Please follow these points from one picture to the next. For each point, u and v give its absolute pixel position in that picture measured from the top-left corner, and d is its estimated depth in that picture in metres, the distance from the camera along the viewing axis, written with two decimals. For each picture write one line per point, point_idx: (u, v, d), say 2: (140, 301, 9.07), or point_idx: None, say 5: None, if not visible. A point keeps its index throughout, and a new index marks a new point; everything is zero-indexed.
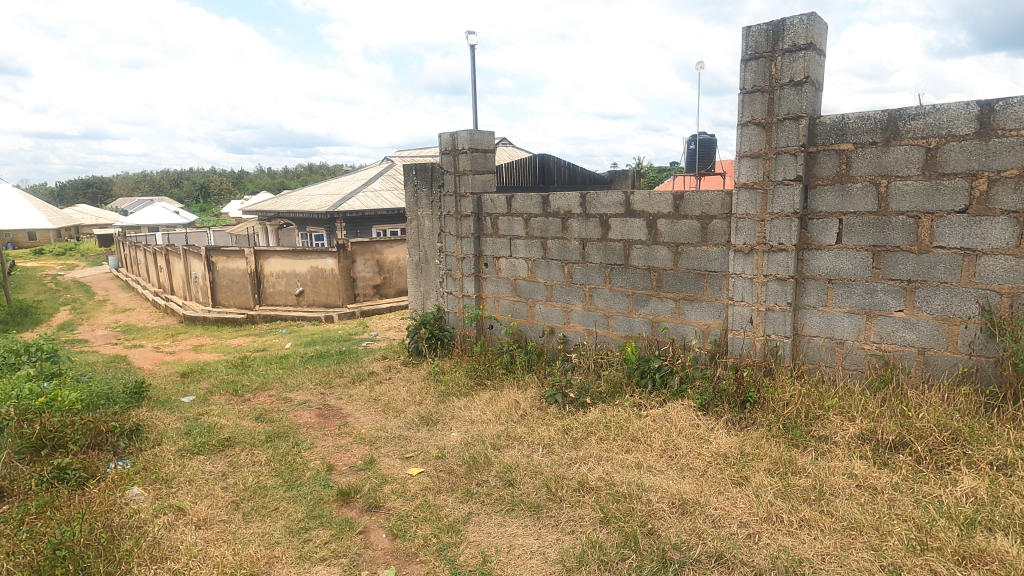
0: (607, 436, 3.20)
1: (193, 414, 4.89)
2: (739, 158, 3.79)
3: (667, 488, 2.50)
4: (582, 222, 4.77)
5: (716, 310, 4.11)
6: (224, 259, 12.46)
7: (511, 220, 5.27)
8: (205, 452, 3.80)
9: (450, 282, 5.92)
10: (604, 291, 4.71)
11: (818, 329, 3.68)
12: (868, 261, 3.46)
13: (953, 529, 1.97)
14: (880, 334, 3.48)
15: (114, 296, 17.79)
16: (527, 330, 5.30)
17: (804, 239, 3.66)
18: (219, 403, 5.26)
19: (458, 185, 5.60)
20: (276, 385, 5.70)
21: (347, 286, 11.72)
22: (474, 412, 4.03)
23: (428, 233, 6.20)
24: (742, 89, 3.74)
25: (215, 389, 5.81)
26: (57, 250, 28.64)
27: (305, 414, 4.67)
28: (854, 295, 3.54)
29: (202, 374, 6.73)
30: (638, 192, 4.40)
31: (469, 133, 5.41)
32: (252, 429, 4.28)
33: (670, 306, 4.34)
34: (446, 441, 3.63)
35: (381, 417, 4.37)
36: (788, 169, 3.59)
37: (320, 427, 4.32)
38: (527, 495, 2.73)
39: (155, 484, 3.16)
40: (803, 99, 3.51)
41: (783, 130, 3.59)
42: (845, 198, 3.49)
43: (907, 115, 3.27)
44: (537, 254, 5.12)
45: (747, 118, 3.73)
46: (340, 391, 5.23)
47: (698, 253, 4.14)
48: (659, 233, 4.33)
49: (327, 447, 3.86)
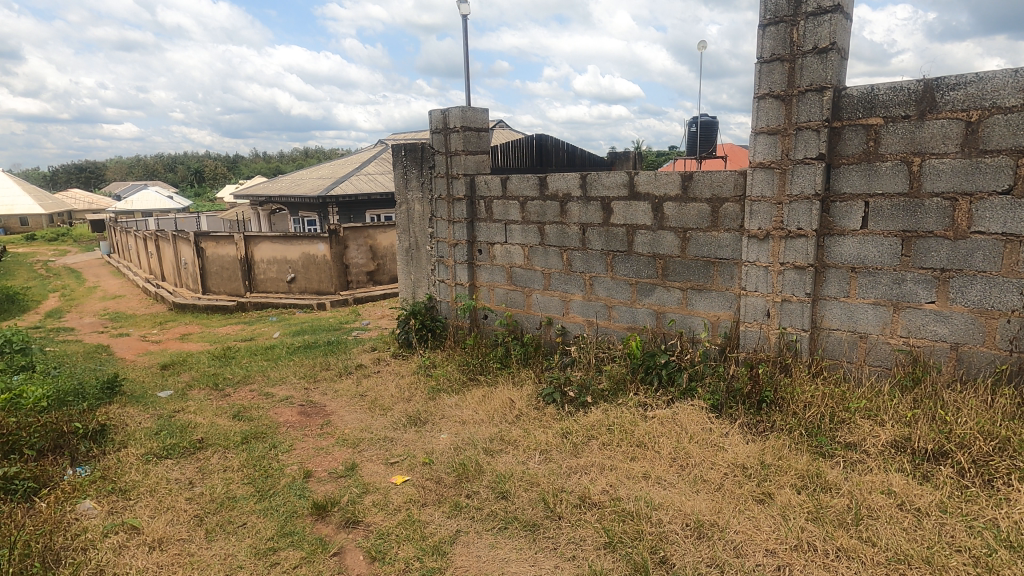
0: (611, 441, 2.91)
1: (167, 411, 4.60)
2: (755, 134, 3.47)
3: (679, 506, 2.22)
4: (582, 206, 4.44)
5: (727, 300, 3.82)
6: (213, 245, 12.10)
7: (507, 204, 4.94)
8: (175, 456, 3.51)
9: (442, 269, 5.59)
10: (606, 280, 4.40)
11: (839, 321, 3.40)
12: (896, 248, 3.16)
13: (1018, 565, 1.69)
14: (908, 327, 3.20)
15: (104, 283, 17.42)
16: (523, 320, 5.00)
17: (825, 224, 3.35)
18: (198, 399, 4.96)
19: (450, 167, 5.26)
20: (258, 379, 5.40)
21: (340, 273, 11.43)
22: (466, 411, 3.73)
23: (418, 218, 5.86)
24: (759, 57, 3.40)
25: (194, 383, 5.50)
26: (50, 236, 28.13)
27: (286, 412, 4.37)
28: (880, 285, 3.24)
29: (184, 367, 6.42)
30: (643, 173, 4.07)
31: (461, 109, 5.07)
32: (228, 429, 3.99)
33: (677, 296, 4.04)
34: (435, 444, 3.33)
35: (366, 415, 4.08)
36: (810, 146, 3.27)
37: (301, 426, 4.04)
38: (523, 511, 2.45)
39: (112, 496, 2.87)
40: (828, 68, 3.17)
41: (805, 104, 3.26)
42: (873, 179, 3.18)
43: (946, 85, 2.94)
44: (533, 240, 4.80)
45: (765, 91, 3.40)
46: (325, 386, 4.93)
47: (707, 239, 3.84)
48: (666, 217, 4.01)
49: (306, 450, 3.58)
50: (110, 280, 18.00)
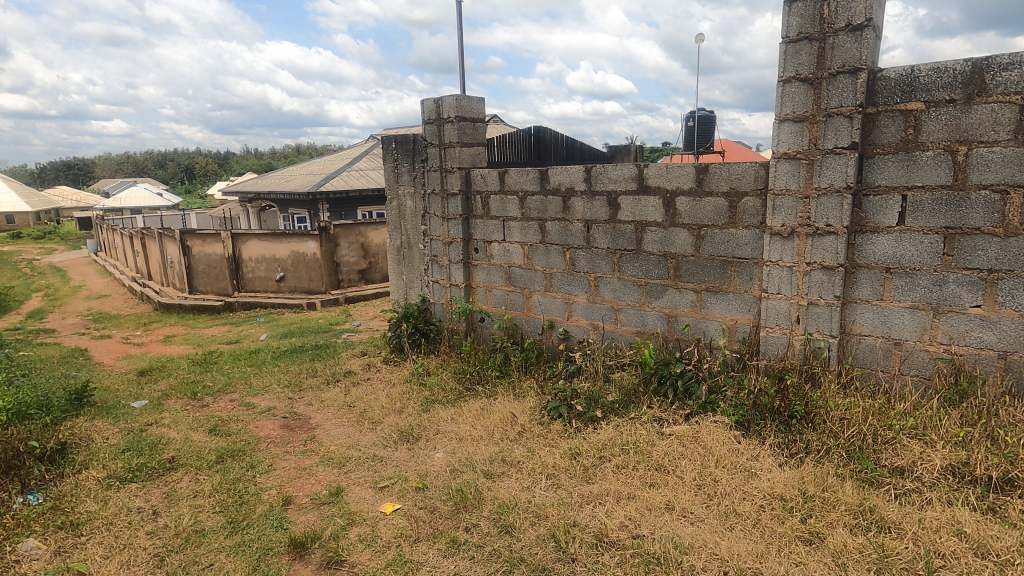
0: (626, 464, 2.61)
1: (138, 425, 4.26)
2: (779, 122, 3.16)
3: (714, 550, 1.96)
4: (586, 201, 4.12)
5: (745, 303, 3.53)
6: (199, 243, 11.69)
7: (505, 199, 4.62)
8: (141, 479, 3.17)
9: (435, 269, 5.25)
10: (613, 281, 4.09)
11: (871, 326, 3.11)
12: (938, 246, 2.87)
13: None
14: (949, 334, 2.92)
15: (89, 282, 16.97)
16: (523, 324, 4.68)
17: (857, 220, 3.06)
18: (174, 410, 4.62)
19: (444, 160, 4.92)
20: (239, 387, 5.05)
21: (331, 271, 11.07)
22: (462, 426, 3.41)
23: (410, 215, 5.52)
24: (784, 37, 3.09)
25: (171, 392, 5.15)
26: (35, 233, 27.50)
27: (268, 425, 4.04)
28: (919, 287, 2.96)
29: (162, 373, 6.06)
30: (654, 165, 3.77)
31: (456, 98, 4.72)
32: (202, 446, 3.66)
33: (690, 298, 3.74)
34: (429, 466, 3.01)
35: (354, 430, 3.75)
36: (841, 135, 2.98)
37: (283, 442, 3.71)
38: (530, 552, 2.15)
39: (61, 532, 2.54)
40: (863, 47, 2.86)
41: (836, 87, 2.96)
42: (911, 170, 2.88)
43: (997, 65, 2.64)
44: (534, 238, 4.48)
45: (791, 74, 3.09)
46: (311, 396, 4.59)
47: (724, 237, 3.54)
48: (678, 213, 3.70)
49: (286, 471, 3.25)
50: (95, 279, 17.54)
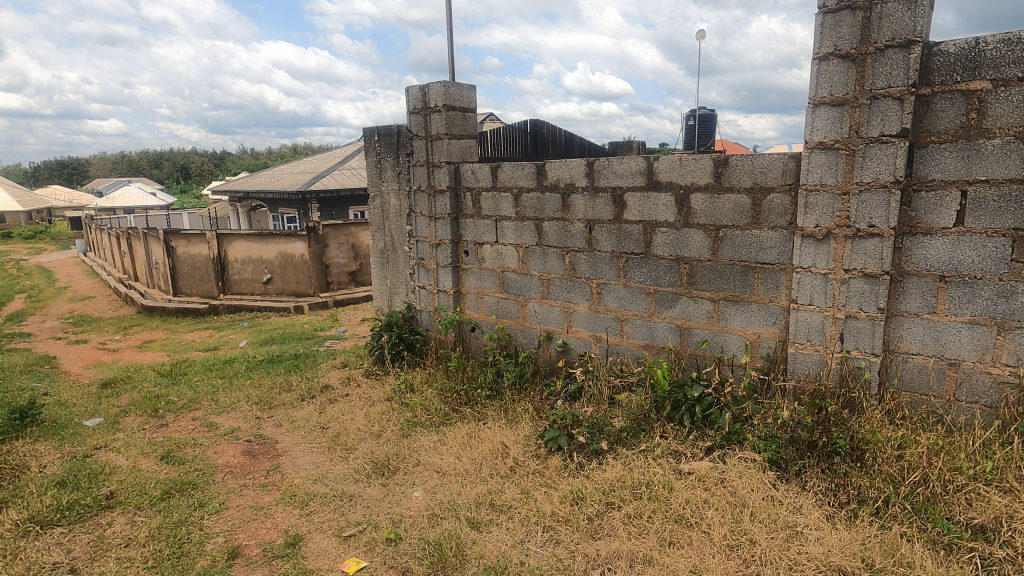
0: (640, 514, 2.19)
1: (85, 449, 3.79)
2: (813, 106, 2.73)
3: None
4: (588, 198, 3.68)
5: (770, 315, 3.09)
6: (182, 244, 11.20)
7: (497, 196, 4.17)
8: (67, 522, 2.72)
9: (421, 273, 4.80)
10: (617, 288, 3.65)
11: (921, 344, 2.68)
12: (1004, 250, 2.44)
13: None
14: (1016, 354, 2.49)
15: (74, 283, 16.48)
16: (517, 335, 4.23)
17: (905, 220, 2.63)
18: (129, 430, 4.15)
19: (431, 153, 4.46)
20: (205, 404, 4.58)
21: (320, 273, 10.60)
22: (446, 458, 2.95)
23: (395, 214, 5.06)
24: (822, 7, 2.65)
25: (130, 408, 4.67)
26: (23, 233, 26.89)
27: (228, 451, 3.57)
28: (980, 299, 2.52)
29: (127, 385, 5.57)
30: (665, 158, 3.33)
31: (443, 84, 4.27)
32: (150, 477, 3.20)
33: (706, 308, 3.30)
34: (405, 508, 2.56)
35: (324, 458, 3.29)
36: (889, 120, 2.55)
37: (242, 472, 3.25)
38: None
39: None
40: (917, 15, 2.43)
41: (884, 64, 2.52)
42: (973, 161, 2.45)
43: None
44: (529, 240, 4.03)
45: (829, 49, 2.65)
46: (281, 415, 4.12)
47: (746, 239, 3.10)
48: (693, 213, 3.26)
49: (240, 511, 2.80)
50: (81, 279, 17.04)
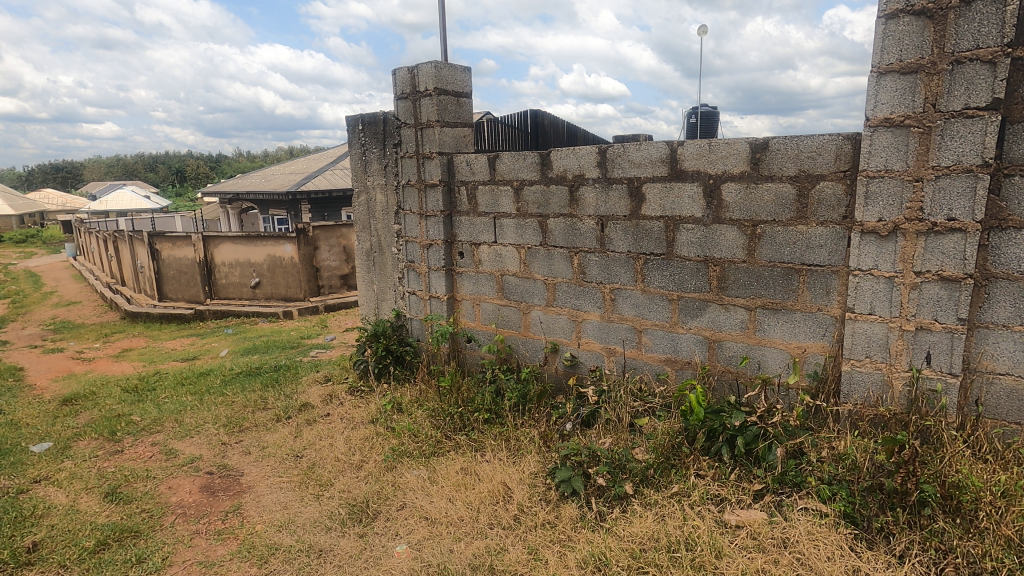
0: None
1: (22, 482, 3.29)
2: (878, 75, 2.25)
3: None
4: (599, 191, 3.20)
5: (818, 326, 2.62)
6: (165, 246, 10.69)
7: (495, 190, 3.69)
8: None
9: (411, 278, 4.31)
10: (634, 294, 3.17)
11: (1011, 363, 2.21)
12: None
13: None
14: None
15: (60, 287, 15.97)
16: (519, 346, 3.76)
17: (993, 211, 2.16)
18: (79, 458, 3.65)
19: (420, 143, 3.98)
20: (169, 425, 4.08)
21: (310, 277, 10.08)
22: (436, 501, 2.47)
23: (382, 211, 4.56)
24: None
25: (87, 430, 4.16)
26: (12, 236, 26.38)
27: (184, 486, 3.07)
28: None
29: (89, 402, 5.06)
30: (691, 143, 2.85)
31: (434, 65, 3.79)
32: (84, 521, 2.70)
33: (740, 318, 2.83)
34: (383, 571, 2.08)
35: (293, 496, 2.80)
36: (975, 90, 2.08)
37: (196, 514, 2.76)
38: None
39: None
40: None
41: (971, 20, 2.06)
42: None
43: None
44: (532, 240, 3.55)
45: (898, 5, 2.18)
46: (251, 440, 3.63)
47: (790, 236, 2.63)
48: (724, 206, 2.79)
49: (186, 570, 2.31)
50: (67, 284, 16.52)
